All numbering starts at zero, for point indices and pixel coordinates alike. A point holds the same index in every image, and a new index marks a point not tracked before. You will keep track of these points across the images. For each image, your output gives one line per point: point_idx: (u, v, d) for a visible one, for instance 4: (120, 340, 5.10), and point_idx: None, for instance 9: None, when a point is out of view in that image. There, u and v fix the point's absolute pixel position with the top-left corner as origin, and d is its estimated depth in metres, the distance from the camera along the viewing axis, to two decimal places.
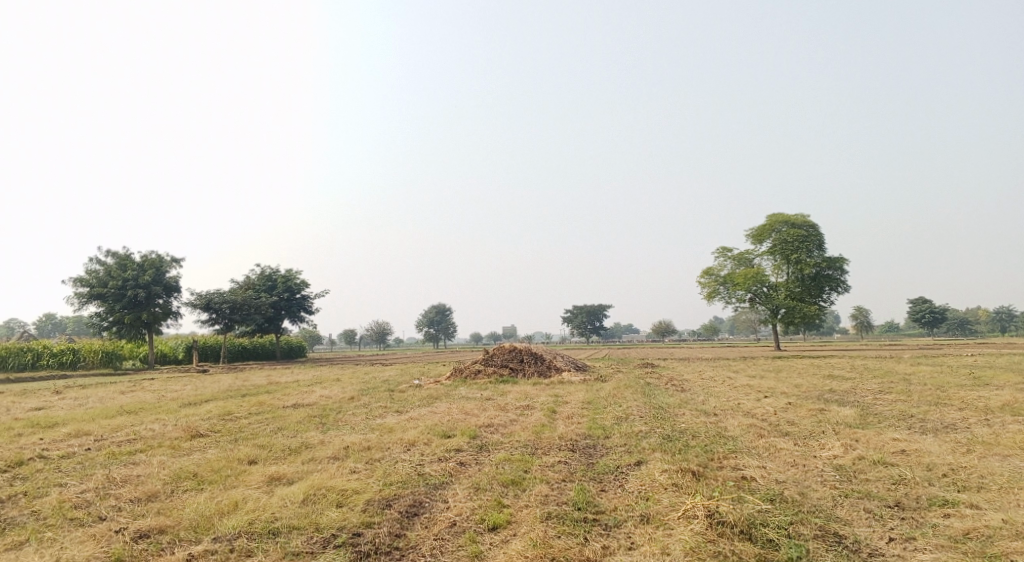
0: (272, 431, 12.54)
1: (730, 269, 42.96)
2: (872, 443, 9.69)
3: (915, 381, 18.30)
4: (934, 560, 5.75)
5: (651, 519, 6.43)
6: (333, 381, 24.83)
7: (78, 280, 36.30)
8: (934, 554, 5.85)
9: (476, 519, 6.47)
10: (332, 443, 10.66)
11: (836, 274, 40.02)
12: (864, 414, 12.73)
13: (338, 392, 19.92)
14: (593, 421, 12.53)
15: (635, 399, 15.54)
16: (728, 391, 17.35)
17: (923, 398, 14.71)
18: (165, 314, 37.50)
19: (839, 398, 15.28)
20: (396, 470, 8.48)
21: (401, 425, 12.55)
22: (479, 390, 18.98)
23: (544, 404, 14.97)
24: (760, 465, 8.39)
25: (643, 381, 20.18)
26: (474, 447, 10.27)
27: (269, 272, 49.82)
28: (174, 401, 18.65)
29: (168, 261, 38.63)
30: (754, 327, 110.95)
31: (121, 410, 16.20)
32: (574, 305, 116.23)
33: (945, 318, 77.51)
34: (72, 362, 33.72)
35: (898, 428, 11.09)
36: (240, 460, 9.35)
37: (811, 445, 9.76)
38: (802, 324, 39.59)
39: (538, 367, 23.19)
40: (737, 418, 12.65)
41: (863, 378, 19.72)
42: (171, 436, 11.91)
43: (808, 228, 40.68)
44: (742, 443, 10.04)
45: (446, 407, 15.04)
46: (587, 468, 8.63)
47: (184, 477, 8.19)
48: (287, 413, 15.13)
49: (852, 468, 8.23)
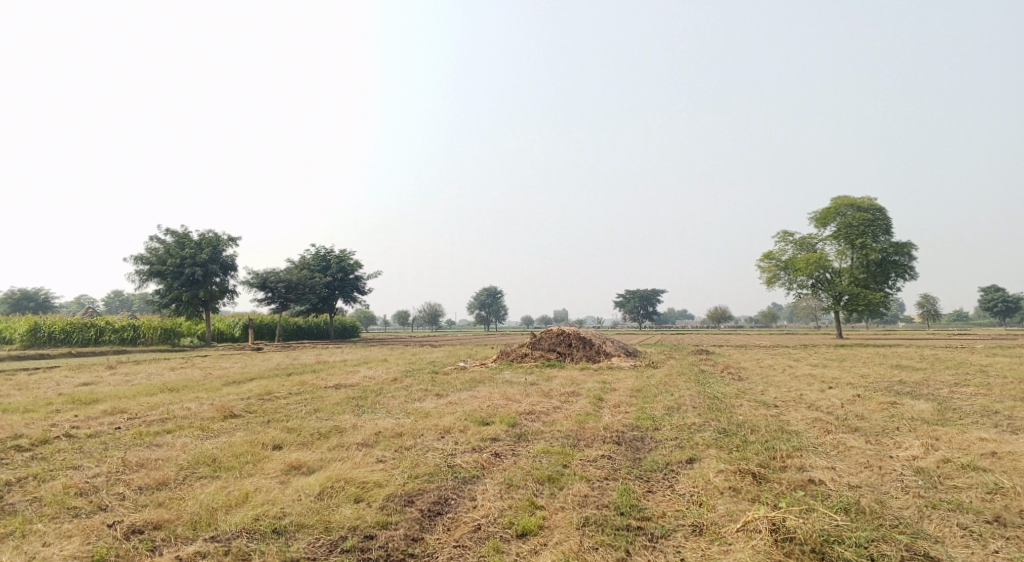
0: (307, 412, 12.16)
1: (791, 254, 41.01)
2: (956, 443, 8.56)
3: (994, 373, 16.76)
4: None
5: (704, 531, 5.60)
6: (379, 362, 24.64)
7: (139, 259, 37.16)
8: None
9: (503, 524, 5.75)
10: (363, 428, 10.14)
11: (904, 259, 37.66)
12: (943, 408, 11.51)
13: (381, 373, 19.56)
14: (642, 411, 11.67)
15: (688, 388, 14.63)
16: (788, 381, 16.18)
17: (1007, 392, 13.33)
18: (222, 292, 38.10)
19: (911, 390, 14.00)
20: (424, 460, 7.85)
21: (438, 410, 11.97)
22: (524, 374, 18.36)
23: (590, 391, 14.22)
24: (829, 466, 7.43)
25: (696, 369, 19.18)
26: (511, 436, 9.59)
27: (323, 252, 50.18)
28: (219, 379, 18.57)
29: (225, 240, 39.18)
30: (812, 313, 107.21)
31: (165, 386, 16.19)
32: (626, 290, 114.17)
33: (1020, 307, 72.81)
34: (132, 338, 34.67)
35: (984, 426, 9.86)
36: (265, 444, 8.93)
37: (886, 444, 8.68)
38: (866, 312, 37.50)
39: (587, 352, 22.33)
40: (799, 411, 11.61)
41: (937, 370, 18.22)
42: (204, 416, 11.64)
43: (874, 211, 38.44)
44: (807, 439, 9.02)
45: (487, 391, 14.43)
46: (632, 464, 7.81)
47: (201, 463, 7.77)
48: (326, 394, 14.78)
49: (937, 473, 7.17)
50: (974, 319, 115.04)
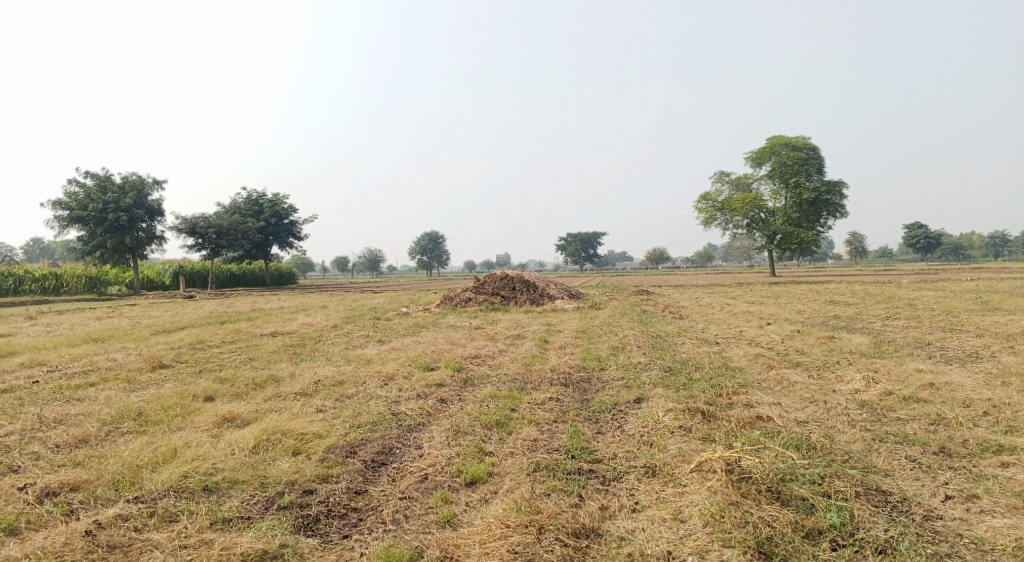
0: (242, 362, 11.62)
1: (728, 195, 41.66)
2: (894, 375, 8.78)
3: (920, 306, 17.49)
4: (1007, 526, 4.86)
5: (658, 473, 5.52)
6: (318, 307, 23.99)
7: (56, 204, 34.72)
8: (1005, 519, 4.95)
9: (451, 473, 5.52)
10: (303, 376, 9.71)
11: (835, 199, 38.78)
12: (878, 342, 11.87)
13: (321, 319, 18.99)
14: (588, 352, 11.62)
15: (632, 327, 14.71)
16: (728, 319, 16.47)
17: (935, 324, 13.89)
18: (149, 239, 36.16)
19: (845, 325, 14.44)
20: (366, 409, 7.51)
21: (381, 356, 11.63)
22: (468, 317, 18.15)
23: (536, 333, 14.11)
24: (775, 402, 7.48)
25: (639, 308, 19.36)
26: (458, 381, 9.35)
27: (256, 196, 48.12)
28: (148, 328, 17.65)
29: (150, 183, 36.95)
30: (746, 253, 110.55)
31: (88, 337, 15.26)
32: (568, 232, 114.78)
33: (940, 243, 76.65)
34: (55, 287, 32.75)
35: (919, 358, 10.20)
36: (195, 395, 8.41)
37: (827, 378, 8.85)
38: (798, 250, 38.65)
39: (531, 295, 22.22)
40: (742, 348, 11.79)
41: (868, 304, 18.89)
42: (131, 368, 10.96)
43: (808, 151, 39.20)
44: (751, 376, 9.12)
45: (432, 336, 14.14)
46: (581, 406, 7.69)
47: (125, 417, 7.23)
48: (262, 343, 14.19)
49: (879, 406, 7.32)
50: (896, 255, 120.96)
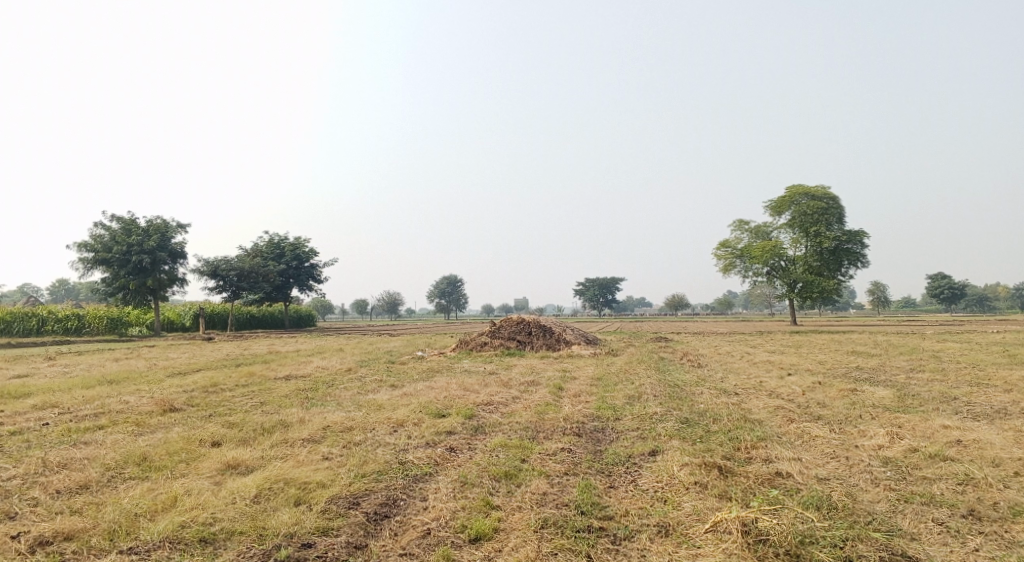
0: (253, 406, 11.53)
1: (747, 242, 41.44)
2: (919, 431, 8.44)
3: (946, 358, 17.04)
4: None
5: (671, 532, 5.27)
6: (334, 351, 23.94)
7: (82, 245, 35.41)
8: None
9: (455, 528, 5.33)
10: (312, 422, 9.58)
11: (856, 247, 38.38)
12: (902, 395, 11.50)
13: (336, 363, 18.92)
14: (602, 401, 11.37)
15: (649, 376, 14.45)
16: (747, 368, 16.14)
17: (962, 377, 13.47)
18: (171, 281, 36.62)
19: (868, 376, 14.05)
20: (373, 457, 7.34)
21: (392, 402, 11.47)
22: (483, 363, 17.97)
23: (550, 380, 13.89)
24: (795, 458, 7.20)
25: (657, 356, 19.07)
26: (468, 429, 9.16)
27: (277, 239, 48.77)
28: (163, 370, 17.68)
29: (174, 226, 37.61)
30: (766, 300, 109.50)
31: (103, 378, 15.29)
32: (586, 278, 114.70)
33: (965, 293, 75.32)
34: (77, 328, 33.16)
35: (945, 413, 9.84)
36: (202, 440, 8.30)
37: (849, 433, 8.53)
38: (819, 299, 38.12)
39: (547, 340, 22.01)
40: (761, 399, 11.47)
41: (891, 355, 18.44)
42: (142, 410, 10.91)
43: (828, 200, 39.03)
44: (770, 429, 8.82)
45: (445, 381, 13.98)
46: (593, 458, 7.46)
47: (129, 462, 7.13)
48: (275, 386, 14.09)
49: (904, 463, 7.00)
50: (920, 305, 118.99)
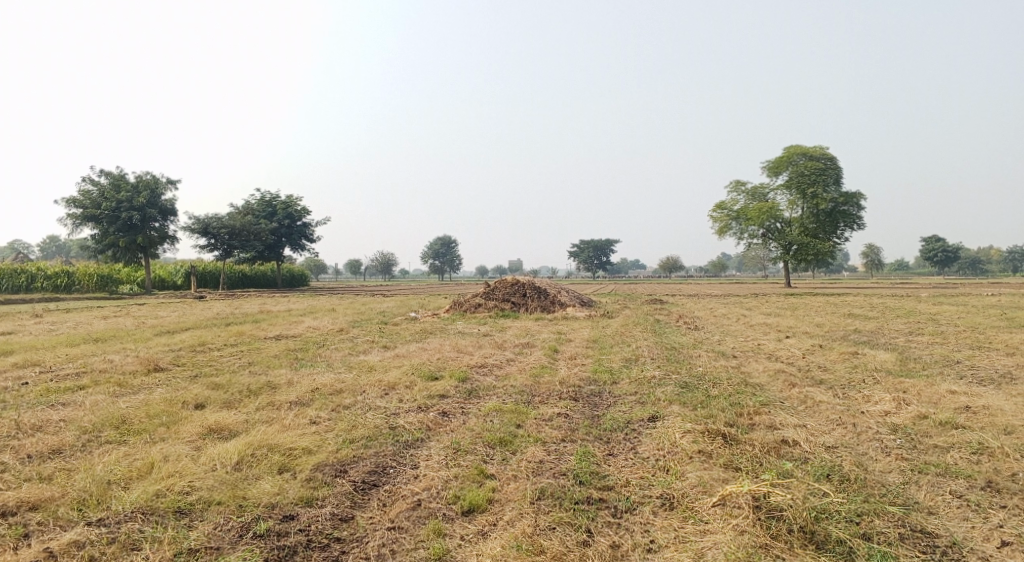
0: (240, 366, 11.23)
1: (743, 204, 41.00)
2: (925, 396, 8.19)
3: (943, 321, 16.87)
4: None
5: (676, 506, 5.03)
6: (327, 311, 23.64)
7: (70, 201, 34.69)
8: None
9: (447, 499, 5.06)
10: (300, 384, 9.28)
11: (852, 210, 38.00)
12: (904, 359, 11.28)
13: (328, 323, 18.60)
14: (599, 364, 11.10)
15: (645, 338, 14.20)
16: (744, 331, 15.90)
17: (962, 341, 13.26)
18: (162, 238, 35.98)
19: (867, 339, 13.84)
20: (362, 422, 7.04)
21: (383, 364, 11.17)
22: (477, 324, 17.69)
23: (546, 342, 13.62)
24: (800, 425, 6.94)
25: (652, 318, 18.83)
26: (461, 392, 8.88)
27: (269, 197, 47.99)
28: (151, 328, 17.33)
29: (163, 182, 36.81)
30: (761, 263, 109.34)
31: (89, 336, 14.94)
32: (581, 239, 114.38)
33: (957, 257, 75.33)
34: (67, 285, 32.73)
35: (949, 377, 9.62)
36: (185, 403, 7.99)
37: (854, 398, 8.27)
38: (814, 261, 37.88)
39: (541, 302, 21.72)
40: (760, 362, 11.24)
41: (888, 318, 18.26)
42: (127, 370, 10.59)
43: (826, 161, 38.49)
44: (771, 394, 8.57)
45: (438, 343, 13.69)
46: (591, 424, 7.17)
47: (106, 425, 6.82)
48: (264, 346, 13.78)
49: (913, 431, 6.75)
50: (913, 268, 119.24)
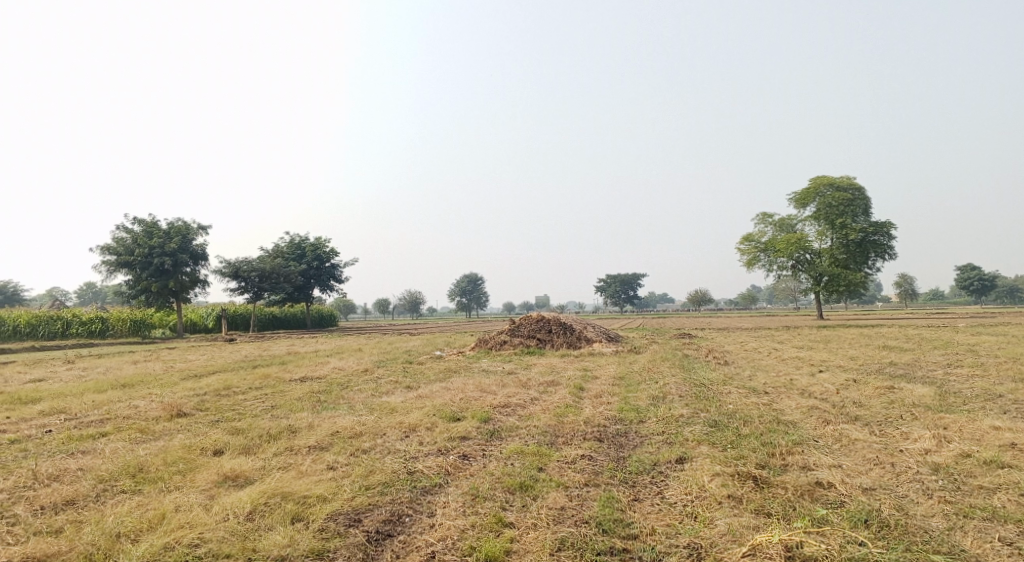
0: (262, 410, 11.18)
1: (771, 236, 40.50)
2: (968, 433, 7.78)
3: (984, 352, 16.24)
4: None
5: (703, 557, 4.82)
6: (352, 351, 23.67)
7: (105, 248, 35.57)
8: None
9: (463, 551, 5.00)
10: (321, 427, 9.18)
11: (883, 240, 37.27)
12: (944, 393, 10.80)
13: (352, 364, 18.57)
14: (625, 402, 10.82)
15: (672, 374, 13.89)
16: (775, 365, 15.47)
17: (1005, 373, 12.70)
18: (193, 282, 36.59)
19: (904, 373, 13.32)
20: (380, 467, 6.88)
21: (405, 405, 11.02)
22: (501, 362, 17.50)
23: (571, 380, 13.37)
24: (835, 465, 6.62)
25: (680, 353, 18.45)
26: (482, 433, 8.69)
27: (298, 239, 48.72)
28: (178, 372, 17.44)
29: (195, 228, 37.61)
30: (791, 295, 107.45)
31: (117, 382, 15.08)
32: (607, 274, 113.95)
33: (995, 285, 73.20)
34: (101, 330, 33.36)
35: (993, 412, 9.16)
36: (203, 449, 7.93)
37: (892, 436, 7.88)
38: (846, 292, 37.04)
39: (567, 338, 21.45)
40: (792, 398, 10.87)
41: (925, 350, 17.64)
42: (150, 416, 10.60)
43: (854, 191, 37.94)
44: (804, 432, 8.21)
45: (461, 382, 13.52)
46: (616, 466, 6.92)
47: (123, 473, 6.77)
48: (288, 389, 13.75)
49: (957, 470, 6.38)
50: (950, 297, 116.19)
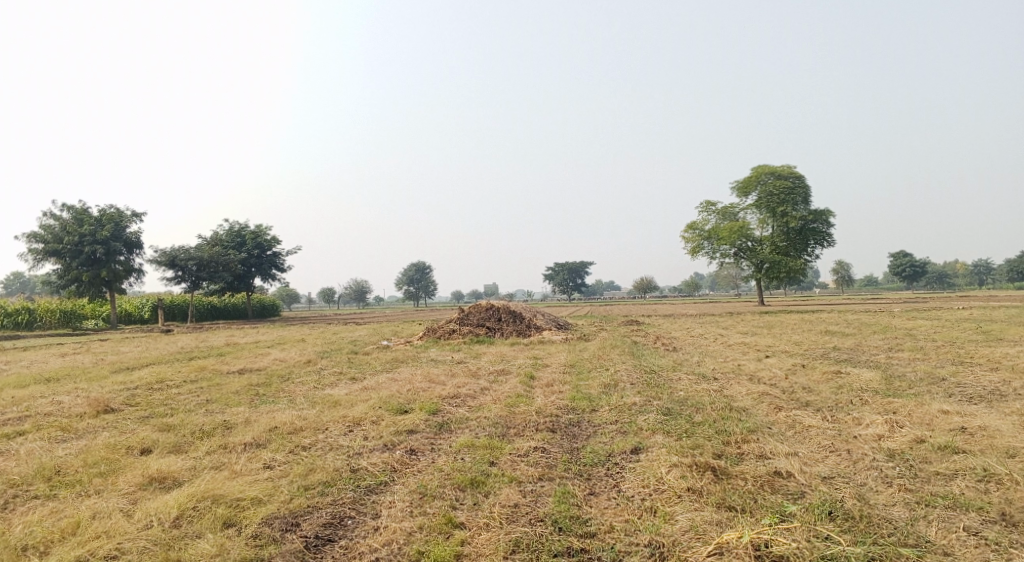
0: (197, 405, 10.52)
1: (715, 224, 41.14)
2: (917, 417, 7.85)
3: (921, 336, 16.71)
4: None
5: (667, 557, 4.68)
6: (296, 342, 22.89)
7: (31, 235, 33.47)
8: None
9: (410, 556, 4.71)
10: (259, 422, 8.64)
11: (822, 228, 38.28)
12: (889, 377, 10.93)
13: (296, 355, 17.86)
14: (577, 390, 10.60)
15: (623, 361, 13.78)
16: (723, 351, 15.55)
17: (943, 356, 13.01)
18: (127, 272, 34.83)
19: (848, 357, 13.54)
20: (321, 465, 6.43)
21: (349, 398, 10.53)
22: (451, 351, 17.14)
23: (521, 369, 13.12)
24: (791, 452, 6.54)
25: (630, 340, 18.40)
26: (431, 426, 8.33)
27: (238, 227, 47.00)
28: (108, 366, 16.41)
29: (129, 215, 35.78)
30: (735, 282, 110.04)
31: (40, 376, 14.07)
32: (556, 262, 114.60)
33: (924, 272, 76.49)
34: (27, 322, 31.47)
35: (938, 396, 9.29)
36: (129, 449, 7.31)
37: (844, 422, 7.87)
38: (786, 279, 37.95)
39: (517, 326, 21.21)
40: (743, 384, 10.86)
41: (866, 334, 18.07)
42: (73, 412, 9.83)
43: (794, 180, 38.82)
44: (758, 419, 8.14)
45: (410, 372, 13.08)
46: (570, 458, 6.67)
47: (37, 477, 6.12)
48: (226, 382, 13.04)
49: (912, 457, 6.38)
50: (882, 284, 121.08)
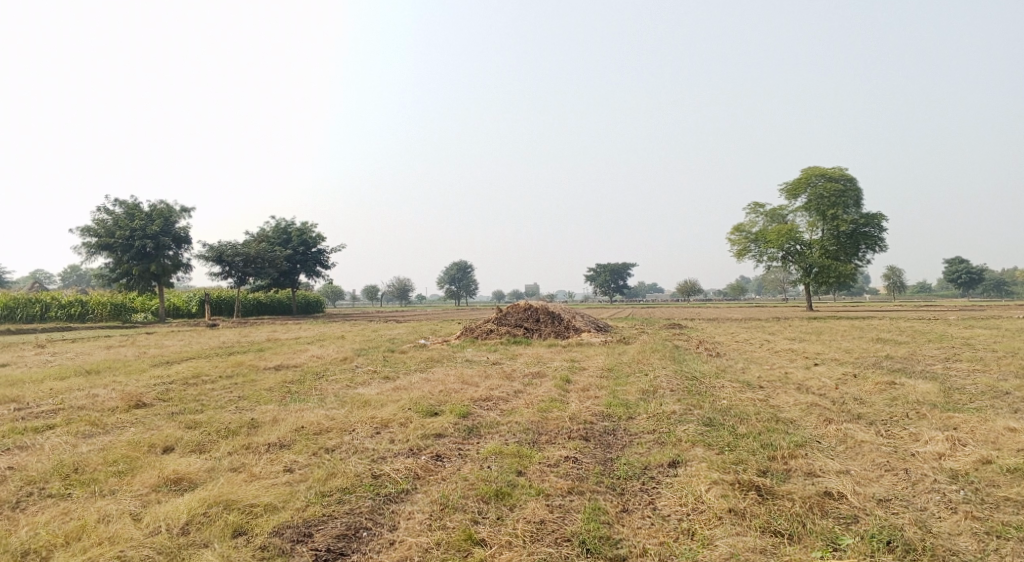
0: (229, 401, 10.46)
1: (762, 226, 39.97)
2: (981, 435, 7.22)
3: (981, 346, 15.76)
4: None
5: None
6: (334, 338, 22.90)
7: (86, 230, 34.51)
8: None
9: None
10: (285, 421, 8.46)
11: (875, 232, 36.81)
12: (948, 389, 10.22)
13: (332, 351, 17.83)
14: (613, 396, 10.17)
15: (663, 366, 13.27)
16: (768, 357, 14.90)
17: (1006, 368, 12.17)
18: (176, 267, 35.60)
19: (902, 367, 12.78)
20: (342, 469, 6.18)
21: (379, 397, 10.32)
22: (486, 352, 16.87)
23: (556, 372, 12.74)
24: (844, 470, 6.03)
25: (670, 344, 17.85)
26: (459, 430, 8.03)
27: (284, 225, 47.75)
28: (150, 359, 16.63)
29: (178, 211, 36.60)
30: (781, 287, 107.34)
31: (83, 368, 14.28)
32: (597, 263, 113.68)
33: (982, 278, 73.23)
34: (81, 314, 32.42)
35: (1003, 411, 8.60)
36: (152, 446, 7.21)
37: (901, 437, 7.28)
38: (835, 284, 36.62)
39: (555, 327, 20.84)
40: (790, 393, 10.28)
41: (921, 343, 17.14)
42: (106, 406, 9.86)
43: (845, 182, 37.43)
44: (805, 432, 7.61)
45: (442, 373, 12.83)
46: (603, 469, 6.28)
47: (55, 474, 6.04)
48: (260, 378, 12.99)
49: (978, 479, 5.81)
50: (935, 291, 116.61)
